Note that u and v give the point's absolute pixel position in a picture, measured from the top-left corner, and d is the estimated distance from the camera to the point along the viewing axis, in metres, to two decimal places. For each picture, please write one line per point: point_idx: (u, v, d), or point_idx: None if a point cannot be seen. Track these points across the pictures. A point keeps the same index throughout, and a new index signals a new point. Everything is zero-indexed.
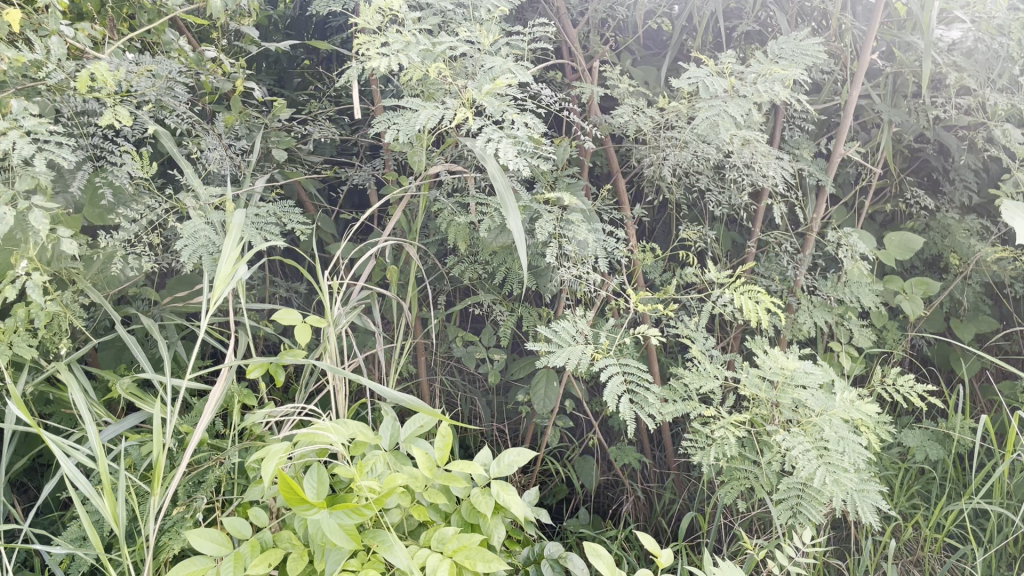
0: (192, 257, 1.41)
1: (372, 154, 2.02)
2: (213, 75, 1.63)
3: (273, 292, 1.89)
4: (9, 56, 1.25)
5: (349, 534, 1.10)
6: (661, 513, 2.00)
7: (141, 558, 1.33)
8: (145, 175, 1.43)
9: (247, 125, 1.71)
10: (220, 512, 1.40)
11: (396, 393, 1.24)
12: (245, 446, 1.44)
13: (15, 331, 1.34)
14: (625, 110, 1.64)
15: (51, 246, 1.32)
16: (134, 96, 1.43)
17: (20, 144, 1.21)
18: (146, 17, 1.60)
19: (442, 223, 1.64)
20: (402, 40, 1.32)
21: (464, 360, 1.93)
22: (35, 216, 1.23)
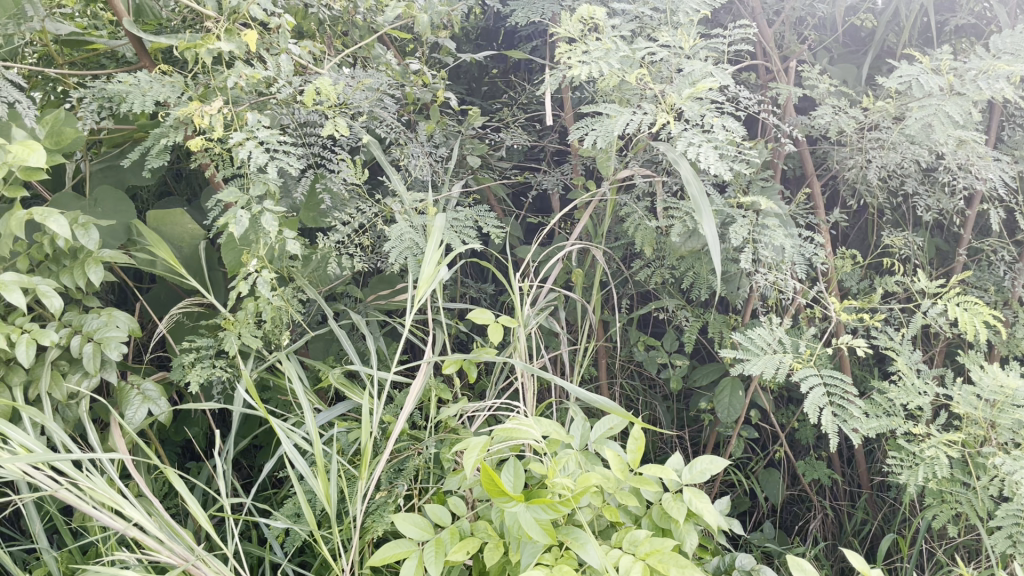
0: (399, 258, 1.50)
1: (558, 159, 2.06)
2: (417, 86, 1.73)
3: (463, 293, 1.97)
4: (247, 73, 1.37)
5: (544, 529, 1.14)
6: (852, 534, 1.90)
7: (348, 537, 1.42)
8: (357, 181, 1.54)
9: (445, 133, 1.80)
10: (418, 499, 1.48)
11: (590, 394, 1.26)
12: (442, 438, 1.52)
13: (245, 322, 1.48)
14: (826, 110, 1.58)
15: (277, 246, 1.45)
16: (351, 107, 1.54)
17: (256, 153, 1.34)
18: (359, 33, 1.71)
19: (630, 227, 1.64)
20: (602, 48, 1.35)
21: (647, 364, 1.93)
22: (266, 219, 1.35)
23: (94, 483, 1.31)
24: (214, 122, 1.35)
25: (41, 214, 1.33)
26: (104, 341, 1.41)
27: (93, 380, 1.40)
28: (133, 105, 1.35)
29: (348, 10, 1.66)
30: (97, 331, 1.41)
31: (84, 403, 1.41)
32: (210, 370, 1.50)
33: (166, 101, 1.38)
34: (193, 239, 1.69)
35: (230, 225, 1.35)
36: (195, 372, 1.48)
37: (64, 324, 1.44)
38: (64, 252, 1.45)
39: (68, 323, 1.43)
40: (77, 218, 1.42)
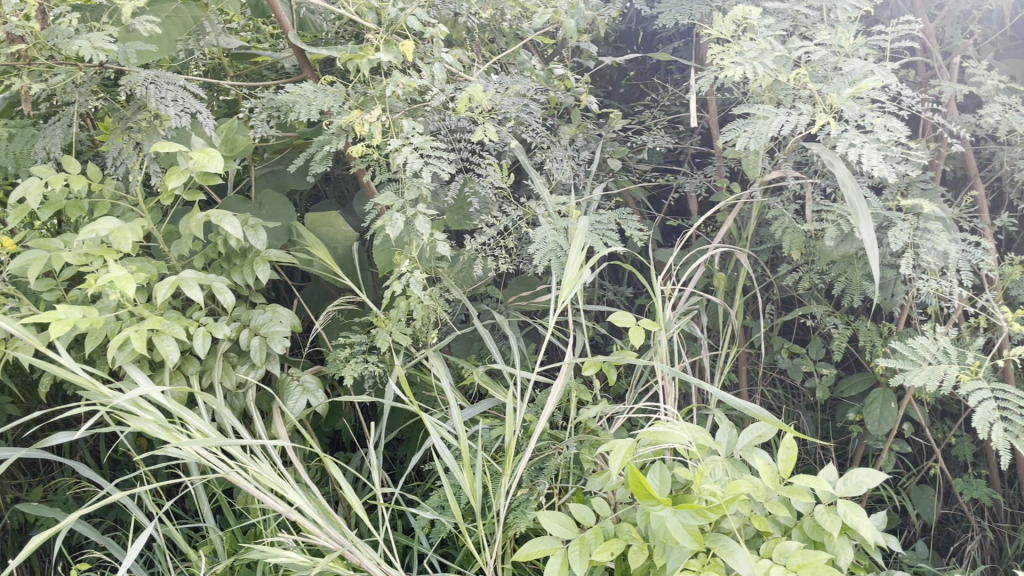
0: (543, 260, 1.52)
1: (700, 161, 2.03)
2: (561, 91, 1.75)
3: (601, 295, 1.97)
4: (403, 82, 1.43)
5: (691, 534, 1.13)
6: (1016, 559, 1.79)
7: (491, 532, 1.46)
8: (504, 185, 1.57)
9: (587, 137, 1.81)
10: (559, 498, 1.50)
11: (739, 400, 1.24)
12: (583, 439, 1.53)
13: (396, 320, 1.54)
14: (996, 109, 1.49)
15: (428, 247, 1.50)
16: (499, 113, 1.57)
17: (411, 158, 1.39)
18: (505, 40, 1.74)
19: (777, 230, 1.60)
20: (757, 48, 1.32)
21: (790, 372, 1.87)
22: (420, 222, 1.41)
23: (260, 467, 1.40)
24: (373, 129, 1.42)
25: (218, 216, 1.43)
26: (269, 335, 1.50)
27: (258, 371, 1.50)
28: (300, 114, 1.44)
29: (495, 17, 1.69)
30: (263, 325, 1.51)
31: (250, 392, 1.51)
32: (363, 365, 1.57)
33: (329, 110, 1.46)
34: (346, 240, 1.78)
35: (386, 228, 1.41)
36: (349, 366, 1.55)
37: (234, 318, 1.54)
38: (234, 252, 1.56)
39: (237, 318, 1.53)
40: (248, 220, 1.52)
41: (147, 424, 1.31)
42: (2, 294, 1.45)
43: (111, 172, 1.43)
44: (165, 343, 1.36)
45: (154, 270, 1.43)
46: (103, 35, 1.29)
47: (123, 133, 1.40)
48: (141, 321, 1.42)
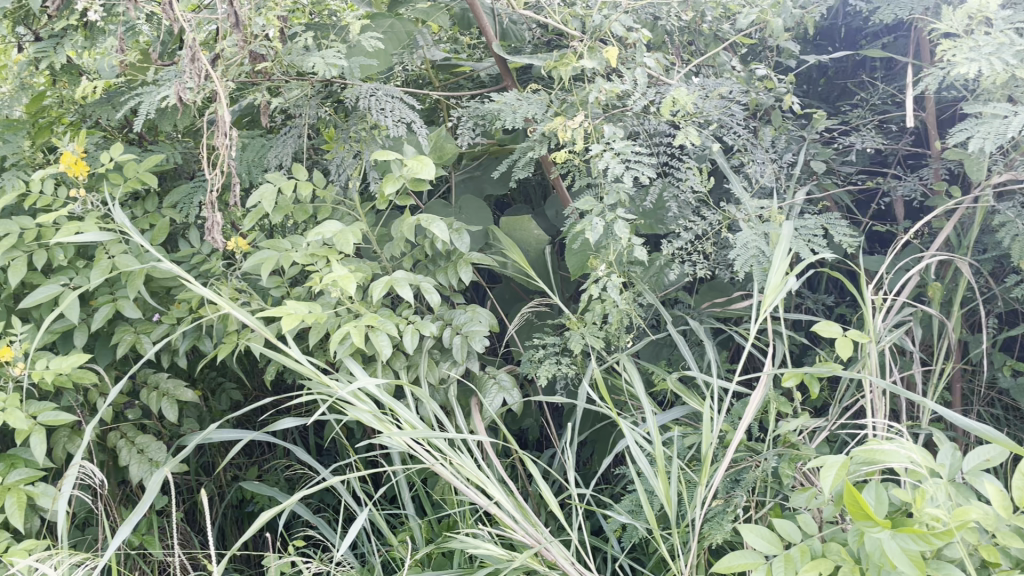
0: (744, 266, 1.47)
1: (913, 163, 1.90)
2: (763, 92, 1.69)
3: (800, 303, 1.89)
4: (606, 88, 1.44)
5: (912, 560, 1.06)
6: None
7: (685, 541, 1.45)
8: (704, 190, 1.54)
9: (789, 138, 1.75)
10: (756, 511, 1.46)
11: (967, 419, 1.15)
12: (783, 452, 1.48)
13: (590, 324, 1.55)
14: None
15: (626, 252, 1.51)
16: (701, 117, 1.55)
17: (613, 163, 1.40)
18: (704, 41, 1.71)
19: (1006, 238, 1.47)
20: (994, 43, 1.25)
21: (1014, 393, 1.72)
22: (619, 226, 1.41)
23: (462, 461, 1.46)
24: (576, 135, 1.44)
25: (427, 220, 1.51)
26: (470, 334, 1.57)
27: (459, 368, 1.56)
28: (506, 122, 1.49)
29: (696, 19, 1.67)
30: (464, 325, 1.58)
31: (451, 388, 1.58)
32: (557, 367, 1.59)
33: (534, 117, 1.50)
34: (539, 244, 1.81)
35: (586, 232, 1.43)
36: (545, 367, 1.58)
37: (437, 317, 1.62)
38: (439, 254, 1.64)
39: (440, 317, 1.61)
40: (453, 223, 1.59)
41: (362, 414, 1.40)
42: (237, 289, 1.61)
43: (333, 179, 1.54)
44: (379, 338, 1.45)
45: (368, 270, 1.53)
46: (334, 52, 1.40)
47: (345, 143, 1.52)
48: (356, 317, 1.52)
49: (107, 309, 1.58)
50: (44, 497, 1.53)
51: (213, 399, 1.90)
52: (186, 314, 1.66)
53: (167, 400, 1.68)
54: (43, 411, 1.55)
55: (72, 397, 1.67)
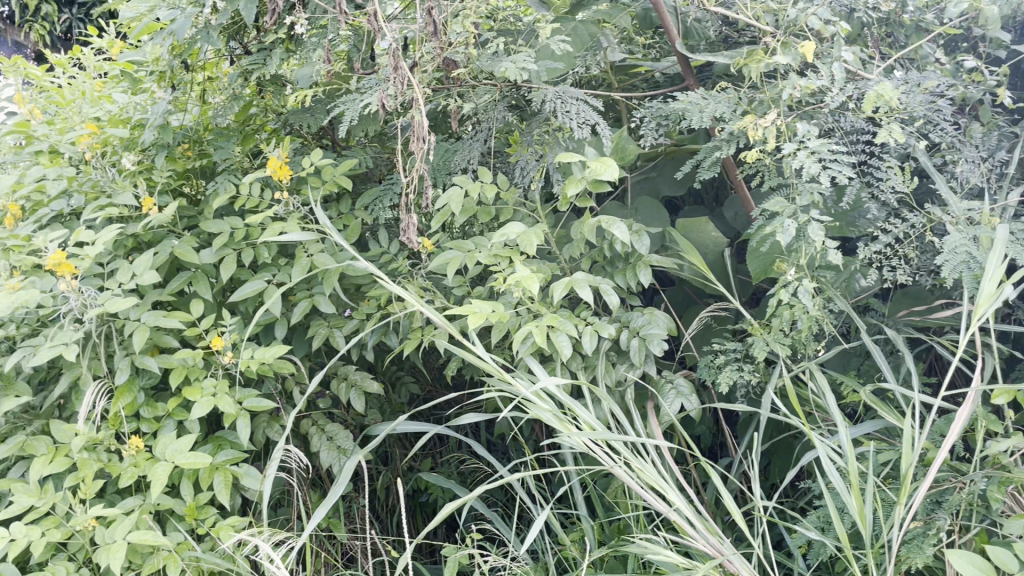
0: (952, 272, 1.36)
1: None
2: (972, 86, 1.58)
3: (1009, 313, 1.74)
4: (802, 84, 1.37)
5: None
6: None
7: (880, 563, 1.36)
8: (907, 190, 1.45)
9: (1000, 135, 1.61)
10: (961, 537, 1.35)
11: None
12: (994, 474, 1.36)
13: (776, 330, 1.49)
14: None
15: (818, 255, 1.44)
16: (905, 113, 1.45)
17: (808, 162, 1.34)
18: (905, 33, 1.62)
19: None
20: None
21: None
22: (813, 228, 1.35)
23: (641, 465, 1.44)
24: (768, 134, 1.38)
25: (608, 221, 1.50)
26: (648, 337, 1.54)
27: (637, 371, 1.54)
28: (692, 121, 1.46)
29: (897, 10, 1.58)
30: (642, 327, 1.56)
31: (629, 391, 1.57)
32: (739, 373, 1.54)
33: (721, 116, 1.46)
34: (716, 246, 1.76)
35: (777, 234, 1.37)
36: (726, 373, 1.53)
37: (615, 319, 1.61)
38: (618, 256, 1.63)
39: (618, 319, 1.60)
40: (633, 225, 1.57)
41: (543, 413, 1.41)
42: (422, 288, 1.68)
43: (517, 181, 1.57)
44: (560, 339, 1.45)
45: (549, 271, 1.55)
46: (524, 56, 1.42)
47: (529, 145, 1.54)
48: (536, 317, 1.54)
49: (305, 303, 1.69)
50: (247, 477, 1.65)
51: (393, 392, 1.98)
52: (375, 310, 1.76)
53: (355, 391, 1.78)
54: (248, 398, 1.67)
55: (271, 385, 1.80)
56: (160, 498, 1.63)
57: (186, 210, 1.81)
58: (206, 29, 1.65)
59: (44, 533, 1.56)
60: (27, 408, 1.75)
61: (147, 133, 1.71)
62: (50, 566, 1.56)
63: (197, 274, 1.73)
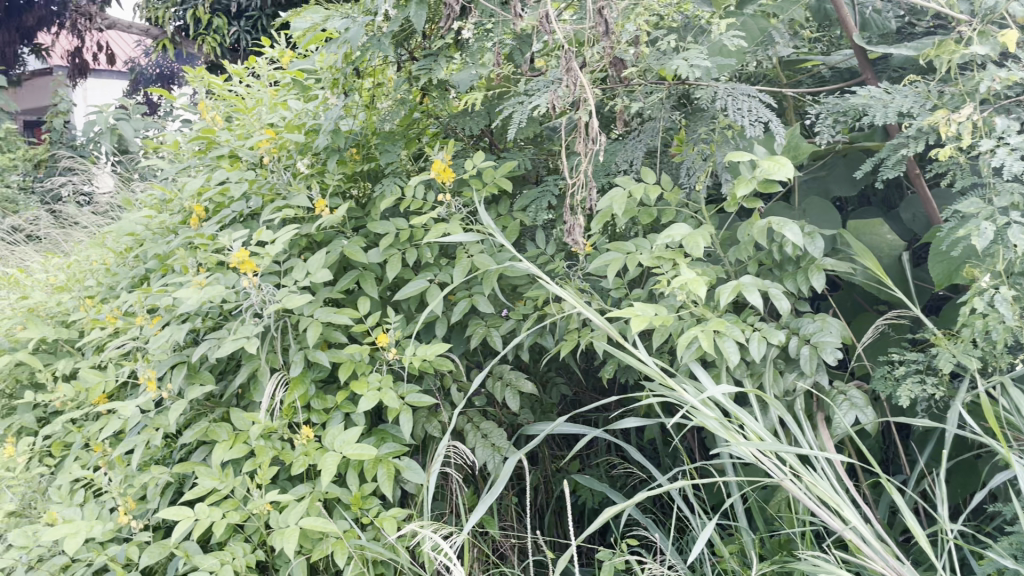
0: None
1: None
2: None
3: None
4: (1003, 75, 1.27)
5: None
6: None
7: None
8: None
9: None
10: None
11: None
12: None
13: (966, 341, 1.39)
14: None
15: (1018, 260, 1.32)
16: None
17: (1011, 159, 1.24)
18: None
19: None
20: None
21: None
22: (1015, 231, 1.25)
23: (814, 479, 1.37)
24: (963, 130, 1.29)
25: (780, 223, 1.44)
26: (820, 344, 1.47)
27: (808, 381, 1.47)
28: (874, 117, 1.39)
29: None
30: (813, 335, 1.48)
31: (798, 400, 1.50)
32: (921, 385, 1.44)
33: (908, 112, 1.38)
34: (893, 250, 1.65)
35: (972, 237, 1.27)
36: (907, 385, 1.44)
37: (784, 325, 1.55)
38: (788, 259, 1.57)
39: (787, 326, 1.53)
40: (806, 227, 1.51)
41: (710, 421, 1.35)
42: (581, 289, 1.67)
43: (682, 182, 1.53)
44: (727, 345, 1.40)
45: (715, 274, 1.50)
46: (696, 53, 1.39)
47: (696, 144, 1.49)
48: (701, 322, 1.50)
49: (465, 303, 1.72)
50: (408, 471, 1.69)
51: (546, 393, 1.98)
52: (532, 311, 1.77)
53: (511, 390, 1.79)
54: (410, 394, 1.72)
55: (431, 382, 1.84)
56: (328, 487, 1.69)
57: (354, 212, 1.90)
58: (378, 37, 1.71)
59: (224, 514, 1.65)
60: (209, 396, 1.86)
61: (322, 138, 1.79)
62: (229, 545, 1.65)
63: (364, 273, 1.79)
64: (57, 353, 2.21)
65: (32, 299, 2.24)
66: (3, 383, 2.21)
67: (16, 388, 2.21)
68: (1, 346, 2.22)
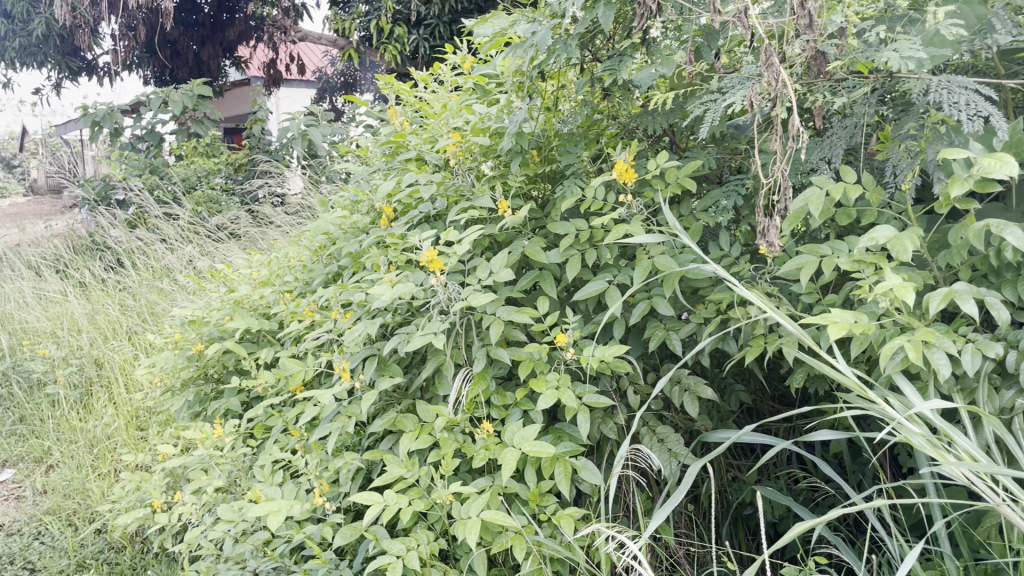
0: None
1: None
2: None
3: None
4: None
5: None
6: None
7: None
8: None
9: None
10: None
11: None
12: None
13: None
14: None
15: None
16: None
17: None
18: None
19: None
20: None
21: None
22: None
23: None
24: None
25: (1000, 225, 1.32)
26: None
27: None
28: None
29: None
30: None
31: (1016, 420, 1.37)
32: None
33: None
34: None
35: None
36: None
37: (1000, 337, 1.42)
38: (1005, 265, 1.44)
39: (1004, 338, 1.41)
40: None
41: (915, 439, 1.26)
42: (769, 294, 1.61)
43: (885, 181, 1.44)
44: (937, 357, 1.30)
45: (921, 280, 1.40)
46: (909, 44, 1.32)
47: (902, 141, 1.40)
48: (905, 331, 1.40)
49: (645, 305, 1.70)
50: (585, 472, 1.69)
51: (724, 400, 1.92)
52: (714, 315, 1.72)
53: (690, 395, 1.74)
54: (588, 394, 1.72)
55: (609, 383, 1.84)
56: (508, 483, 1.73)
57: (535, 212, 1.93)
58: (565, 40, 1.73)
59: (410, 502, 1.72)
60: (396, 388, 1.95)
61: (506, 140, 1.83)
62: (414, 532, 1.72)
63: (544, 273, 1.81)
64: (260, 342, 2.39)
65: (239, 292, 2.44)
66: (214, 368, 2.42)
67: (224, 373, 2.42)
68: (213, 334, 2.43)
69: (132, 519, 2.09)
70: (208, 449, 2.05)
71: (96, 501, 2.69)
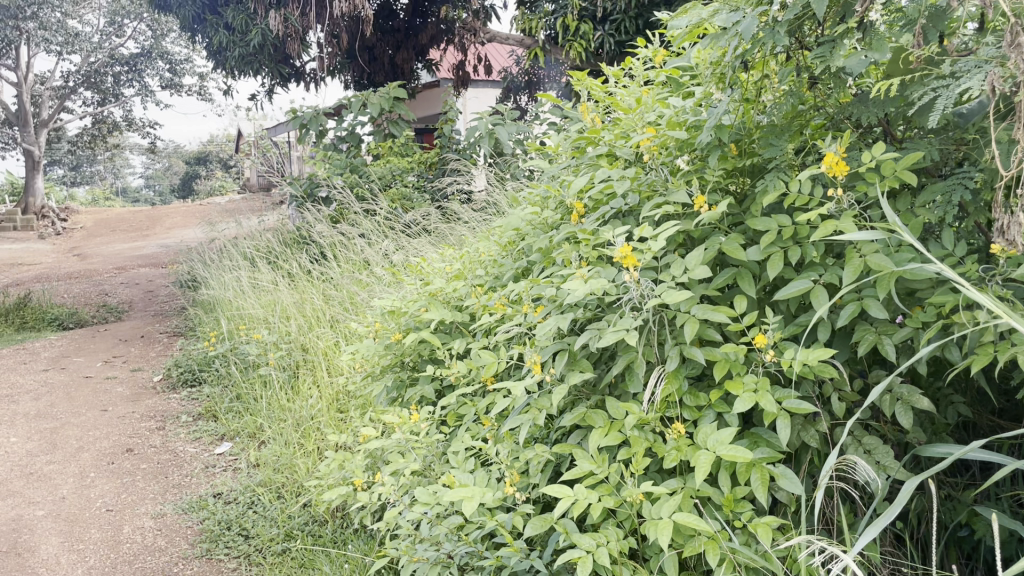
0: None
1: None
2: None
3: None
4: None
5: None
6: None
7: None
8: None
9: None
10: None
11: None
12: None
13: None
14: None
15: None
16: None
17: None
18: None
19: None
20: None
21: None
22: None
23: None
24: None
25: None
26: None
27: None
28: None
29: None
30: None
31: None
32: None
33: None
34: None
35: None
36: None
37: None
38: None
39: None
40: None
41: None
42: (1001, 297, 1.46)
43: None
44: None
45: None
46: None
47: None
48: None
49: (855, 306, 1.59)
50: (785, 480, 1.61)
51: (941, 411, 1.77)
52: (933, 319, 1.59)
53: (903, 405, 1.62)
54: (788, 398, 1.63)
55: (810, 388, 1.74)
56: (701, 485, 1.67)
57: (733, 208, 1.86)
58: (772, 28, 1.65)
59: (601, 498, 1.71)
60: (585, 384, 1.95)
61: (705, 134, 1.77)
62: (603, 529, 1.71)
63: (742, 270, 1.75)
64: (452, 334, 2.47)
65: (434, 285, 2.53)
66: (411, 357, 2.53)
67: (420, 362, 2.52)
68: (409, 325, 2.54)
69: (336, 495, 2.22)
70: (405, 433, 2.14)
71: (303, 476, 2.89)
